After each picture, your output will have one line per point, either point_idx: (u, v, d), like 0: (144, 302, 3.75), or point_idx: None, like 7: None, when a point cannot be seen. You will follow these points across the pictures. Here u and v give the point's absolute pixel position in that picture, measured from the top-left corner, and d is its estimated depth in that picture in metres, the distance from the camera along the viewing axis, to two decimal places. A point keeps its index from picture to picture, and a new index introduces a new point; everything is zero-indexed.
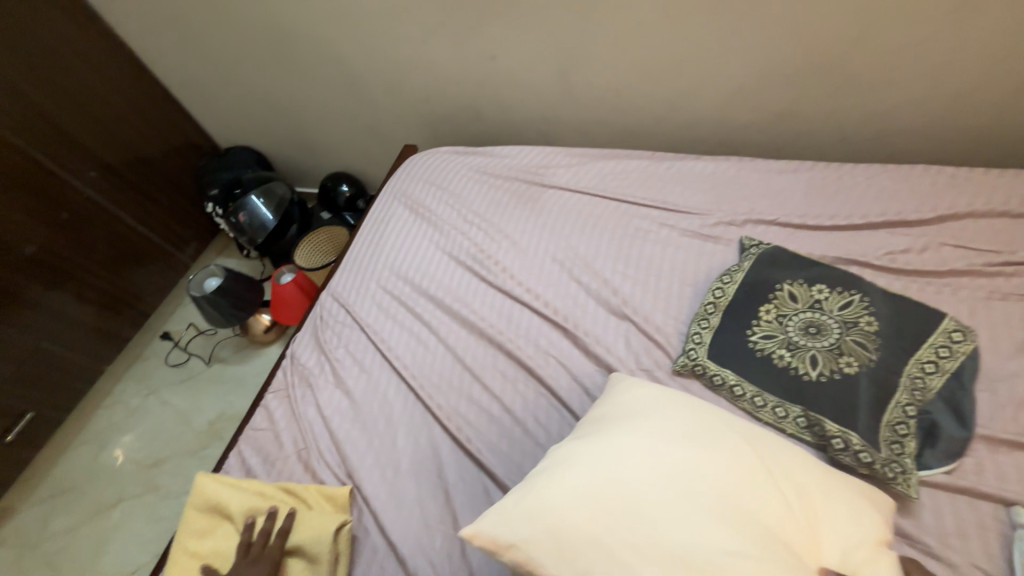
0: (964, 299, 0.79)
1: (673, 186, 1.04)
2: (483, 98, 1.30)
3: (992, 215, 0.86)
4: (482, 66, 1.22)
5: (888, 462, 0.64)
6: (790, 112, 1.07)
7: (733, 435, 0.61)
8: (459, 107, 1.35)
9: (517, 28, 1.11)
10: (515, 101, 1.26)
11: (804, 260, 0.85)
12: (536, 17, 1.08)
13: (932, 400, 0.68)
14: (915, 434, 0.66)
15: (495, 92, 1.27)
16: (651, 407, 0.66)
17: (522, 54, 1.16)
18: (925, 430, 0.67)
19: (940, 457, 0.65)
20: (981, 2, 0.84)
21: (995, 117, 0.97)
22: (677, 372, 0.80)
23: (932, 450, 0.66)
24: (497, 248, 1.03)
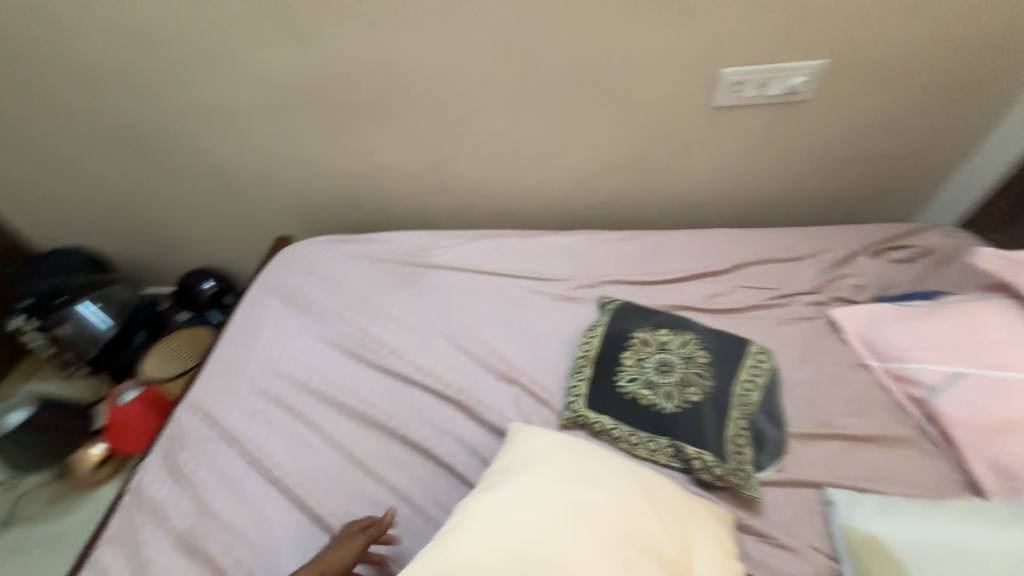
0: (761, 326, 1.01)
1: (540, 257, 1.18)
2: (359, 188, 1.35)
3: (767, 262, 1.13)
4: (356, 160, 1.29)
5: (735, 472, 0.77)
6: (621, 194, 1.33)
7: (626, 472, 0.69)
8: (335, 197, 1.38)
9: (384, 128, 1.21)
10: (392, 189, 1.35)
11: (649, 310, 1.02)
12: (401, 121, 1.19)
13: (756, 411, 0.84)
14: (750, 443, 0.80)
15: (371, 183, 1.34)
16: (552, 451, 0.71)
17: (392, 150, 1.25)
18: (756, 439, 0.82)
19: (770, 458, 0.80)
20: (723, 118, 1.18)
21: (753, 192, 1.33)
22: (564, 426, 0.88)
23: (764, 454, 0.81)
24: (382, 330, 1.03)
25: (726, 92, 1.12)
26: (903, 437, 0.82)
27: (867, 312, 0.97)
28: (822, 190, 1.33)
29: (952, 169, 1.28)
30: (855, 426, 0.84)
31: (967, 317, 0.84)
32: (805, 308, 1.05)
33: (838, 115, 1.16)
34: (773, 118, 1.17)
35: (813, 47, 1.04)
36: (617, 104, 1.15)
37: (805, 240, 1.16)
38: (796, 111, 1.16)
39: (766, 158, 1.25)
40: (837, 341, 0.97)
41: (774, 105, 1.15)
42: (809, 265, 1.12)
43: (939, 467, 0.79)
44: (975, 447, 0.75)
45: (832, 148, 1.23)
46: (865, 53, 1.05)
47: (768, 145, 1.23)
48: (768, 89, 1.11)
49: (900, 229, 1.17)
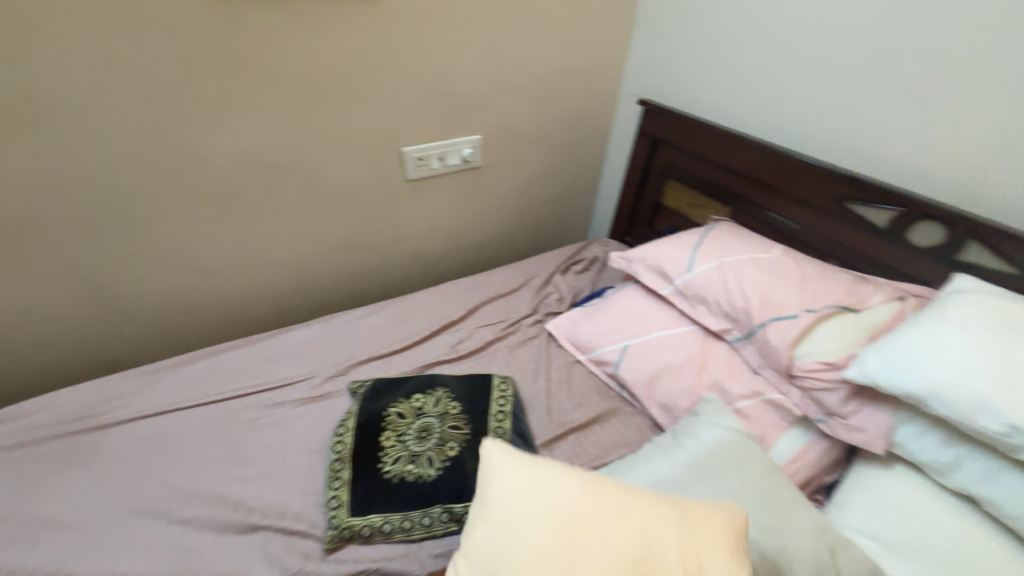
0: (501, 358, 1.15)
1: (274, 361, 1.08)
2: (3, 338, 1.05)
3: (492, 299, 1.33)
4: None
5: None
6: (355, 269, 1.40)
7: (585, 499, 0.64)
8: None
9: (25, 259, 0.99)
10: (60, 329, 1.09)
11: (400, 380, 1.02)
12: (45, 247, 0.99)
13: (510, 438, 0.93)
14: None
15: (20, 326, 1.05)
16: (525, 484, 0.66)
17: (44, 283, 1.02)
18: None
19: None
20: (422, 188, 1.36)
21: (469, 242, 1.58)
22: (330, 550, 0.76)
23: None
24: (31, 550, 0.72)
25: (414, 168, 1.31)
26: (612, 408, 1.03)
27: (566, 319, 1.22)
28: (518, 231, 1.68)
29: (591, 200, 1.80)
30: (581, 415, 1.01)
31: (617, 303, 1.15)
32: (529, 329, 1.25)
33: (505, 174, 1.50)
34: (459, 183, 1.42)
35: (464, 127, 1.33)
36: (318, 190, 1.21)
37: (515, 274, 1.43)
38: (476, 175, 1.44)
39: (468, 214, 1.50)
40: (555, 348, 1.19)
41: (457, 172, 1.39)
42: (523, 294, 1.36)
43: (639, 422, 1.01)
44: (648, 396, 1.00)
45: (511, 198, 1.57)
46: (501, 128, 1.40)
47: (466, 204, 1.48)
48: (447, 160, 1.34)
49: (576, 249, 1.54)
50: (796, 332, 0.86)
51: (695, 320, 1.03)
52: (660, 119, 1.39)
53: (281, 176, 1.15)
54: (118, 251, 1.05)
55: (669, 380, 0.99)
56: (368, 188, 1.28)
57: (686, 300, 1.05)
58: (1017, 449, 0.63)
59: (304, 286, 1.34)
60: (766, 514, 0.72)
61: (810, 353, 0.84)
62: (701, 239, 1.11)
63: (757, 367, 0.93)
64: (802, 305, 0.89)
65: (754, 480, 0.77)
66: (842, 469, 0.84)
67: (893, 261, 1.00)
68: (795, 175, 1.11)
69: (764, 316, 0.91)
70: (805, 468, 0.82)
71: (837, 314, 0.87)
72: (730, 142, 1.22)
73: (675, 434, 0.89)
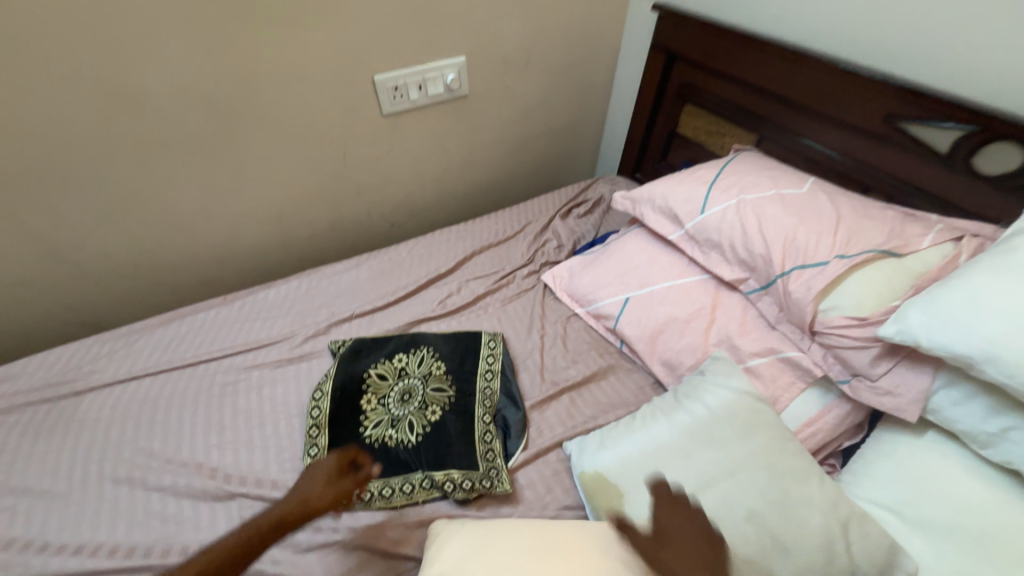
0: (492, 313, 1.07)
1: (253, 322, 1.03)
2: None
3: (485, 248, 1.22)
4: None
5: (486, 473, 0.77)
6: (337, 220, 1.30)
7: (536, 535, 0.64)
8: None
9: None
10: (29, 296, 1.03)
11: (382, 338, 0.95)
12: None
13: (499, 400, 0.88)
14: (496, 435, 0.83)
15: None
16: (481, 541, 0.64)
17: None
18: (502, 427, 0.84)
19: (517, 439, 0.83)
20: (402, 124, 1.21)
21: (461, 185, 1.44)
22: None
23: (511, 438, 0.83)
24: (10, 520, 0.71)
25: (390, 101, 1.15)
26: (610, 366, 0.95)
27: (564, 269, 1.11)
28: (516, 170, 1.52)
29: (598, 132, 1.60)
30: (576, 374, 0.94)
31: (620, 250, 1.03)
32: (524, 280, 1.15)
33: (497, 104, 1.32)
34: (444, 116, 1.26)
35: (444, 48, 1.14)
36: (283, 130, 1.08)
37: (510, 220, 1.30)
38: (463, 106, 1.27)
39: (458, 153, 1.36)
40: (551, 301, 1.09)
41: (441, 103, 1.23)
42: (519, 241, 1.24)
43: (640, 380, 0.94)
44: (649, 353, 0.92)
45: (506, 133, 1.41)
46: (489, 48, 1.20)
47: (454, 142, 1.33)
48: (428, 89, 1.17)
49: (579, 188, 1.39)
50: (825, 282, 0.74)
51: (706, 269, 0.91)
52: (676, 30, 1.17)
53: (235, 115, 1.01)
54: (67, 207, 0.96)
55: (674, 336, 0.89)
56: (339, 126, 1.14)
57: (697, 246, 0.92)
58: None
59: (283, 239, 1.26)
60: (772, 486, 0.66)
61: (838, 307, 0.73)
62: (719, 174, 0.95)
63: (775, 322, 0.82)
64: (835, 250, 0.76)
65: (763, 449, 0.69)
66: (862, 432, 0.76)
67: (947, 193, 0.84)
68: (837, 91, 0.92)
69: (788, 264, 0.78)
70: (821, 431, 0.74)
71: (877, 260, 0.74)
72: (759, 51, 1.02)
73: (677, 395, 0.81)
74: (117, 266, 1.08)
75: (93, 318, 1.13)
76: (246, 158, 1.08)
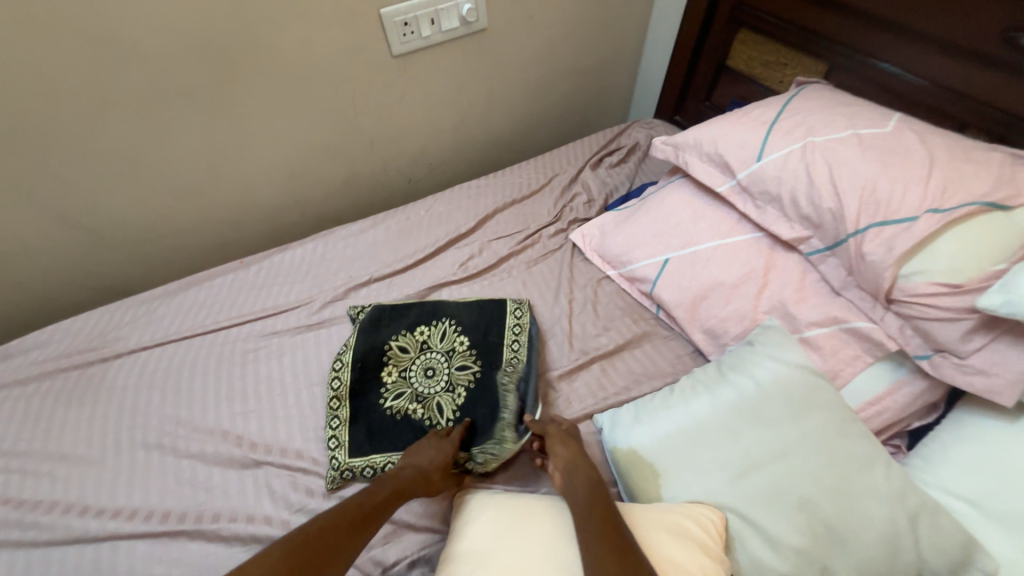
0: (516, 276, 0.99)
1: (270, 287, 1.00)
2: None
3: (508, 205, 1.13)
4: None
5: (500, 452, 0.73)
6: (351, 177, 1.22)
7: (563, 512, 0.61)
8: None
9: None
10: (50, 262, 1.03)
11: (403, 307, 0.90)
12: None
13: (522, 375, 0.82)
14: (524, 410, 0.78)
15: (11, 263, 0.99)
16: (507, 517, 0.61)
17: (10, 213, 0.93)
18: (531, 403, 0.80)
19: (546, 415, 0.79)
20: (414, 66, 1.09)
21: (481, 134, 1.32)
22: (333, 489, 0.73)
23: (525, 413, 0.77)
24: (50, 484, 0.73)
25: (399, 39, 1.02)
26: (645, 333, 0.88)
27: (595, 227, 1.02)
28: (541, 116, 1.38)
29: (633, 69, 1.43)
30: (608, 342, 0.87)
31: (659, 205, 0.93)
32: (551, 240, 1.06)
33: (519, 39, 1.17)
34: (460, 56, 1.12)
35: None
36: (285, 78, 0.98)
37: (535, 173, 1.19)
38: (481, 43, 1.13)
39: (476, 99, 1.23)
40: (580, 262, 1.01)
41: (456, 40, 1.09)
42: (545, 197, 1.14)
43: (678, 348, 0.86)
44: (690, 320, 0.83)
45: (529, 73, 1.26)
46: None
47: (472, 85, 1.20)
48: (441, 22, 1.04)
49: (611, 135, 1.25)
50: (911, 242, 0.62)
51: (760, 226, 0.80)
52: None
53: (231, 61, 0.92)
54: (71, 169, 0.92)
55: (719, 302, 0.80)
56: (345, 71, 1.03)
57: (751, 200, 0.80)
58: None
59: (296, 199, 1.20)
60: (831, 472, 0.59)
61: (924, 271, 0.62)
62: (782, 113, 0.81)
63: (840, 287, 0.71)
64: (926, 203, 0.63)
65: (820, 431, 0.62)
66: (937, 412, 0.67)
67: None
68: (943, 1, 0.74)
69: (864, 220, 0.66)
70: (887, 411, 0.66)
71: (979, 214, 0.62)
72: None
73: (721, 367, 0.73)
74: (131, 230, 1.05)
75: (116, 283, 1.12)
76: (249, 111, 1.00)
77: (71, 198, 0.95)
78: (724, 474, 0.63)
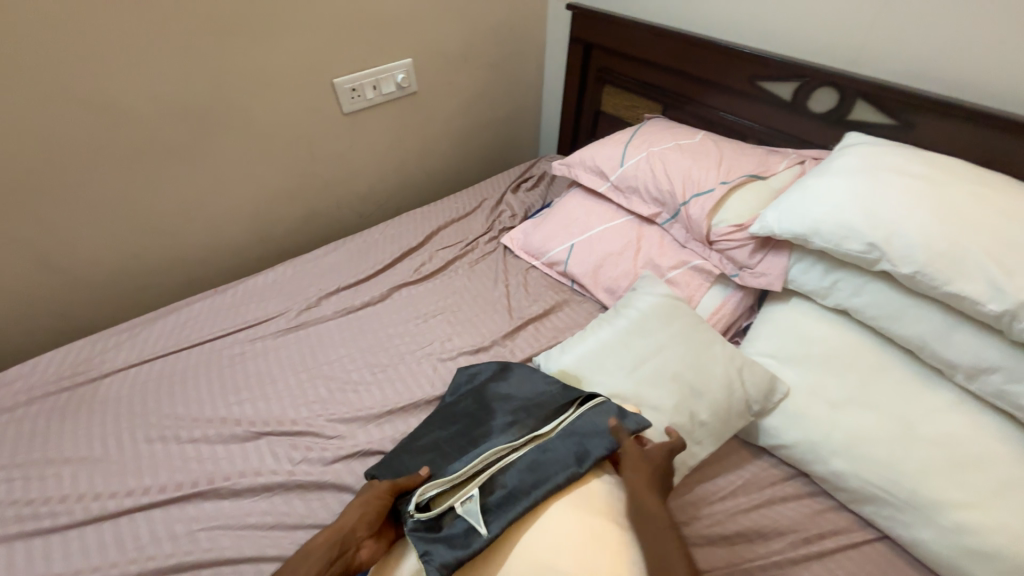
0: (462, 273, 1.24)
1: (248, 303, 1.15)
2: None
3: (448, 223, 1.39)
4: None
5: (567, 410, 0.77)
6: (311, 214, 1.43)
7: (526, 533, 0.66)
8: None
9: None
10: (24, 306, 1.11)
11: (514, 471, 0.69)
12: None
13: (446, 524, 0.66)
14: (538, 441, 0.73)
15: None
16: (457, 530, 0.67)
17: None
18: (559, 437, 0.73)
19: (541, 448, 0.72)
20: (360, 120, 1.36)
21: (419, 173, 1.60)
22: (340, 428, 0.89)
23: (589, 416, 0.75)
24: (58, 482, 0.81)
25: (349, 101, 1.30)
26: (564, 300, 1.16)
27: (518, 231, 1.31)
28: (467, 156, 1.71)
29: (535, 119, 1.82)
30: (536, 308, 1.13)
31: (563, 208, 1.25)
32: (486, 245, 1.33)
33: (443, 99, 1.50)
34: (398, 112, 1.42)
35: (392, 51, 1.31)
36: (255, 134, 1.21)
37: (467, 199, 1.49)
38: (415, 103, 1.44)
39: (414, 146, 1.53)
40: (510, 258, 1.29)
41: (394, 100, 1.39)
42: (477, 214, 1.43)
43: (589, 307, 1.14)
44: (594, 284, 1.12)
45: (454, 124, 1.59)
46: (431, 49, 1.38)
47: (411, 137, 1.50)
48: (381, 88, 1.33)
49: (524, 167, 1.60)
50: (712, 203, 0.97)
51: (630, 211, 1.13)
52: (585, 24, 1.41)
53: (212, 122, 1.13)
54: (59, 215, 1.05)
55: (611, 267, 1.10)
56: (305, 127, 1.27)
57: (621, 194, 1.14)
58: (874, 264, 0.76)
59: (263, 236, 1.38)
60: (690, 354, 0.87)
61: (724, 220, 0.96)
62: (632, 135, 1.19)
63: (684, 242, 1.04)
64: (719, 179, 1.00)
65: (682, 330, 0.91)
66: (753, 312, 1.01)
67: (798, 130, 1.09)
68: (714, 64, 1.17)
69: (686, 194, 1.01)
70: (725, 316, 0.97)
71: (748, 182, 0.99)
72: (654, 40, 1.26)
73: (617, 307, 1.02)
74: (106, 268, 1.17)
75: (87, 322, 1.21)
76: (226, 161, 1.20)
77: (53, 243, 1.07)
78: (625, 372, 0.88)
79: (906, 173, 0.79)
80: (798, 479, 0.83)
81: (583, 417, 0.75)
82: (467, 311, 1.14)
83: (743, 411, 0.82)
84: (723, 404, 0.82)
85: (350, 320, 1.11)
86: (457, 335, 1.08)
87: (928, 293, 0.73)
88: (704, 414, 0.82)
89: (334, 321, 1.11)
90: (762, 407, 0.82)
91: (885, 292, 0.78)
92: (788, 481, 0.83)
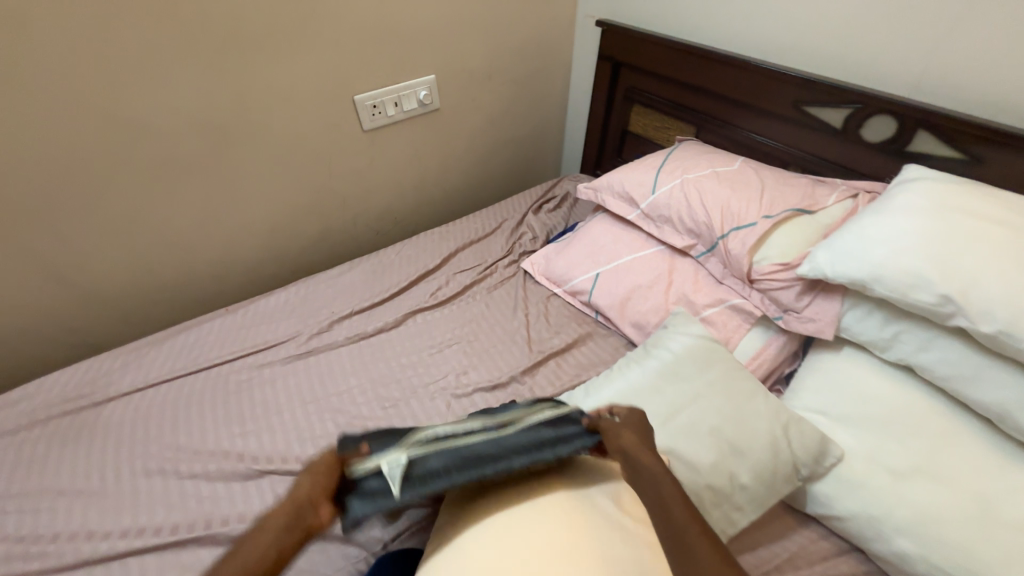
0: (480, 299, 1.18)
1: (259, 324, 1.11)
2: None
3: (467, 244, 1.34)
4: None
5: (542, 418, 0.70)
6: (328, 231, 1.39)
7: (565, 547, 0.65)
8: None
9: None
10: (36, 321, 1.09)
11: (452, 449, 0.65)
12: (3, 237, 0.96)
13: (367, 478, 0.64)
14: (494, 433, 0.68)
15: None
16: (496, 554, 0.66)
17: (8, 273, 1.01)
18: (518, 440, 0.66)
19: (488, 436, 0.67)
20: (381, 137, 1.32)
21: (439, 190, 1.56)
22: None
23: (541, 422, 0.69)
24: (50, 517, 0.77)
25: (370, 118, 1.27)
26: (588, 333, 1.09)
27: (540, 256, 1.25)
28: (488, 174, 1.66)
29: (559, 136, 1.77)
30: (559, 341, 1.07)
31: (588, 234, 1.18)
32: (506, 269, 1.27)
33: (465, 116, 1.46)
34: (420, 129, 1.38)
35: (415, 68, 1.27)
36: (274, 151, 1.18)
37: (487, 219, 1.44)
38: (437, 120, 1.40)
39: (435, 164, 1.49)
40: (531, 285, 1.23)
41: (416, 117, 1.35)
42: (498, 236, 1.38)
43: (615, 342, 1.07)
44: (620, 317, 1.05)
45: (476, 141, 1.54)
46: (455, 66, 1.35)
47: (432, 154, 1.46)
48: (403, 105, 1.30)
49: (547, 187, 1.54)
50: (755, 238, 0.90)
51: (662, 241, 1.06)
52: (616, 42, 1.36)
53: (231, 138, 1.11)
54: (73, 230, 1.03)
55: (640, 300, 1.03)
56: (325, 143, 1.24)
57: (652, 223, 1.07)
58: (946, 318, 0.68)
59: (278, 253, 1.34)
60: (729, 405, 0.79)
61: (767, 257, 0.89)
62: (664, 160, 1.12)
63: (721, 277, 0.97)
64: (762, 213, 0.92)
65: (719, 377, 0.83)
66: (797, 358, 0.92)
67: (847, 159, 1.01)
68: (755, 85, 1.09)
69: (725, 227, 0.94)
70: (766, 361, 0.89)
71: (795, 217, 0.91)
72: (689, 59, 1.20)
73: (647, 346, 0.94)
74: (118, 284, 1.14)
75: (97, 338, 1.19)
76: (243, 178, 1.17)
77: (65, 258, 1.05)
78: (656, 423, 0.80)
79: (984, 217, 0.70)
80: (852, 555, 0.74)
81: (548, 425, 0.69)
82: (484, 342, 1.07)
83: (790, 474, 0.74)
84: (768, 466, 0.74)
85: (362, 347, 1.06)
86: (474, 368, 1.02)
87: (1013, 356, 0.64)
88: (745, 476, 0.74)
89: (345, 348, 1.06)
90: (812, 471, 0.74)
91: (958, 351, 0.69)
92: (840, 557, 0.74)
